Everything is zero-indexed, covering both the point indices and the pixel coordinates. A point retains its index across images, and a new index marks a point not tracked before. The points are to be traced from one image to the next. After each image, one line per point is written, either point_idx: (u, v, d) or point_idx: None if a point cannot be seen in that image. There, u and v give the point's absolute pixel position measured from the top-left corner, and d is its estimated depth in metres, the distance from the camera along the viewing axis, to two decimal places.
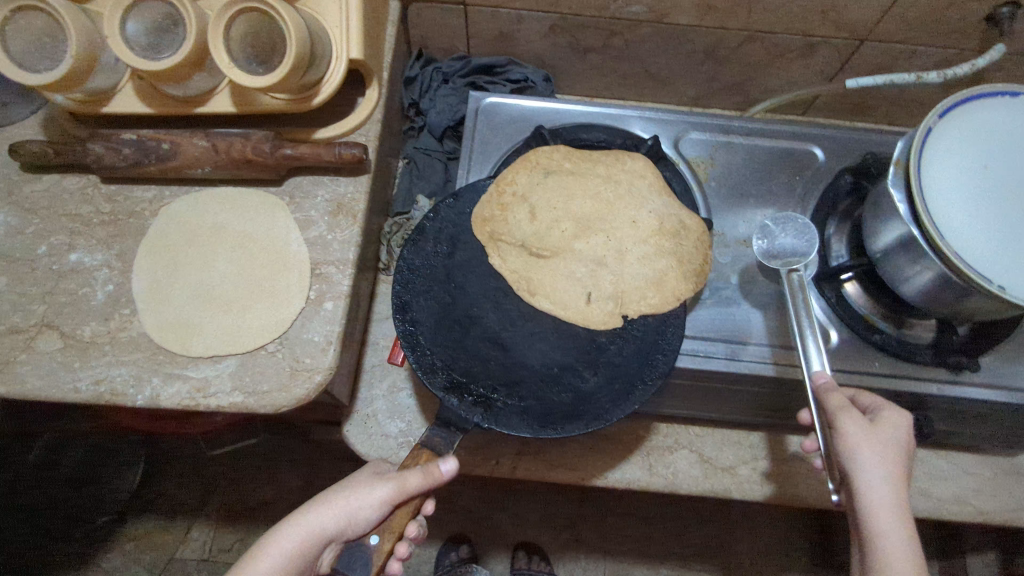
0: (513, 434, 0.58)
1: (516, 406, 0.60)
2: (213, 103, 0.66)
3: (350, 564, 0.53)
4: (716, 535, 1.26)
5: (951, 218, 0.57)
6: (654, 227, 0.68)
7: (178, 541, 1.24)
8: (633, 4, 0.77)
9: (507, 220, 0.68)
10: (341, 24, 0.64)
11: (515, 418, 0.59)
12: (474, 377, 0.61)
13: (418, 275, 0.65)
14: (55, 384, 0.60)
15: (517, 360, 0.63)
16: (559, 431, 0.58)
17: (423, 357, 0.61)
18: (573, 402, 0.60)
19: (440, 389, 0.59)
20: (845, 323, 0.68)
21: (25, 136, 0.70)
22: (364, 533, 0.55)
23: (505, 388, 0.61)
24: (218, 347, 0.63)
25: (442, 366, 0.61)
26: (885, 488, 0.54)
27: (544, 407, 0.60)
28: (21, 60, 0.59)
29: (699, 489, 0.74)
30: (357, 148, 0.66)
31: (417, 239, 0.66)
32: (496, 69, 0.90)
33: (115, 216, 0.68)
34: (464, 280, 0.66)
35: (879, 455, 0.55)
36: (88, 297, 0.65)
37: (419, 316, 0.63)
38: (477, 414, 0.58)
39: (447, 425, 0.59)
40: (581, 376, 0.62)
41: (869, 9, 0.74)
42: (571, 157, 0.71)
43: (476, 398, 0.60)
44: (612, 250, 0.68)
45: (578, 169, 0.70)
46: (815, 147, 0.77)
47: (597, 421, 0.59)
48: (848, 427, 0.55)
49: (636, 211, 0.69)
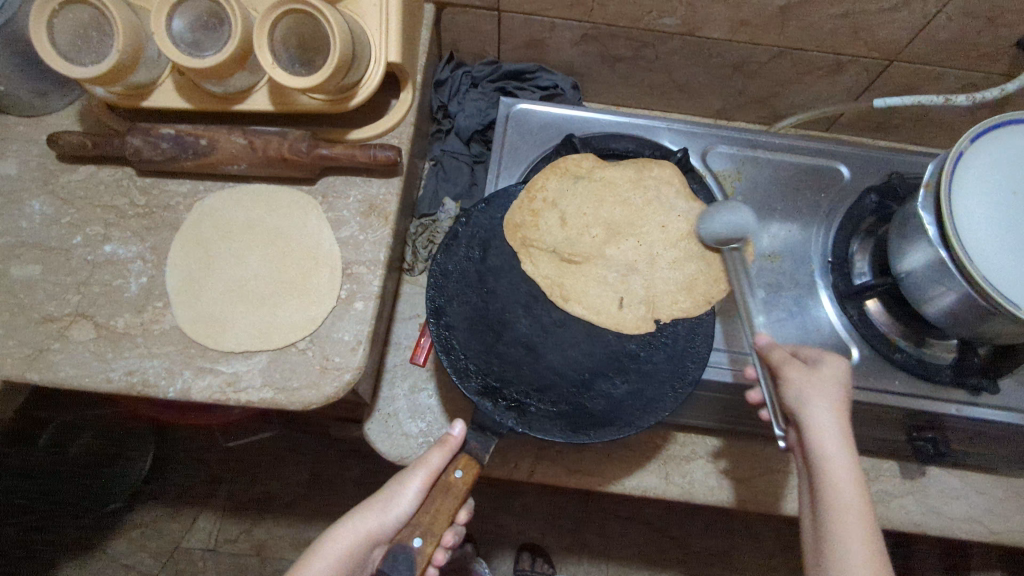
0: (546, 439, 0.59)
1: (548, 410, 0.61)
2: (251, 102, 0.67)
3: (394, 566, 0.53)
4: (720, 543, 1.28)
5: (978, 241, 0.58)
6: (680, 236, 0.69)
7: (184, 530, 1.25)
8: (665, 17, 0.78)
9: (535, 226, 0.69)
10: (380, 27, 0.65)
11: (547, 423, 0.60)
12: (507, 382, 0.62)
13: (451, 279, 0.66)
14: (88, 374, 0.61)
15: (548, 365, 0.64)
16: (592, 437, 0.60)
17: (457, 361, 0.62)
18: (604, 408, 0.62)
19: (475, 393, 0.60)
20: (865, 341, 0.69)
21: (62, 126, 0.71)
22: (407, 535, 0.55)
23: (538, 393, 0.62)
24: (249, 343, 0.63)
25: (476, 370, 0.62)
26: (826, 421, 0.55)
27: (576, 413, 0.61)
28: (67, 52, 0.60)
29: (714, 499, 0.75)
30: (392, 151, 0.66)
31: (450, 244, 0.67)
32: (524, 75, 0.91)
33: (149, 209, 0.69)
34: (495, 284, 0.67)
35: (825, 396, 0.56)
36: (121, 288, 0.65)
37: (454, 320, 0.64)
38: (510, 418, 0.60)
39: (483, 429, 0.61)
40: (612, 381, 0.63)
41: (901, 29, 0.74)
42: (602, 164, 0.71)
43: (510, 403, 0.61)
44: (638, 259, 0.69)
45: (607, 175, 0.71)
46: (840, 165, 0.78)
47: (628, 428, 0.60)
48: (792, 373, 0.58)
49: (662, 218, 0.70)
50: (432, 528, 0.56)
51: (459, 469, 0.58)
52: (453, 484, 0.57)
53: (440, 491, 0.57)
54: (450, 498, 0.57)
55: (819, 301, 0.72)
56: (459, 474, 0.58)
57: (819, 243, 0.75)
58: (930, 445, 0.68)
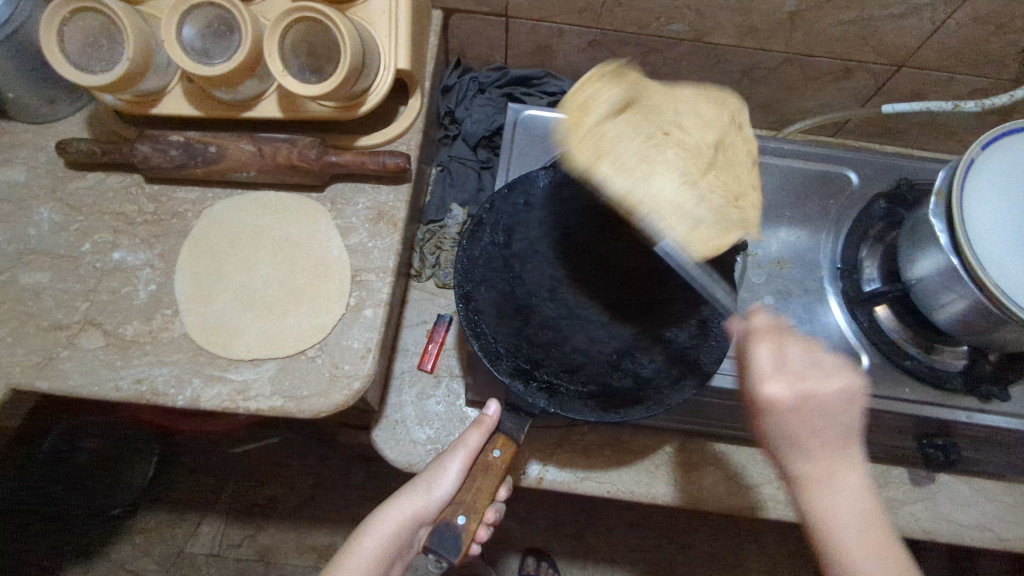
0: (577, 418, 0.57)
1: (579, 391, 0.61)
2: (261, 108, 0.67)
3: (441, 543, 0.55)
4: (725, 549, 1.28)
5: (989, 248, 0.58)
6: (704, 225, 0.55)
7: (189, 534, 1.25)
8: (673, 23, 0.78)
9: (557, 211, 0.70)
10: (390, 34, 0.65)
11: (578, 403, 0.59)
12: (537, 365, 0.62)
13: (478, 265, 0.64)
14: (96, 382, 0.61)
15: (574, 347, 0.65)
16: (622, 415, 0.57)
17: (488, 344, 0.61)
18: (634, 386, 0.61)
19: (507, 375, 0.59)
20: (875, 347, 0.69)
21: (71, 133, 0.71)
22: (451, 513, 0.56)
23: (568, 374, 0.62)
24: (258, 350, 0.63)
25: (506, 353, 0.61)
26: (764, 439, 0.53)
27: (606, 394, 0.61)
28: (77, 59, 0.60)
29: (723, 505, 0.74)
30: (401, 157, 0.66)
31: (475, 231, 0.65)
32: (532, 80, 0.90)
33: (158, 216, 0.69)
34: (521, 270, 0.67)
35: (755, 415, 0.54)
36: (130, 296, 0.65)
37: (481, 305, 0.63)
38: (542, 398, 0.58)
39: (514, 410, 0.60)
40: (638, 361, 0.64)
41: (910, 35, 0.74)
42: (583, 136, 0.55)
43: (541, 384, 0.60)
44: (718, 215, 0.57)
45: (615, 146, 0.55)
46: (849, 171, 0.78)
47: (659, 406, 0.58)
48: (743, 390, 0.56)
49: (675, 215, 0.54)
50: (474, 506, 0.57)
51: (497, 448, 0.59)
52: (492, 463, 0.58)
53: (479, 469, 0.58)
54: (490, 477, 0.57)
55: (829, 307, 0.72)
56: (497, 453, 0.58)
57: (829, 247, 0.75)
58: (940, 452, 0.68)
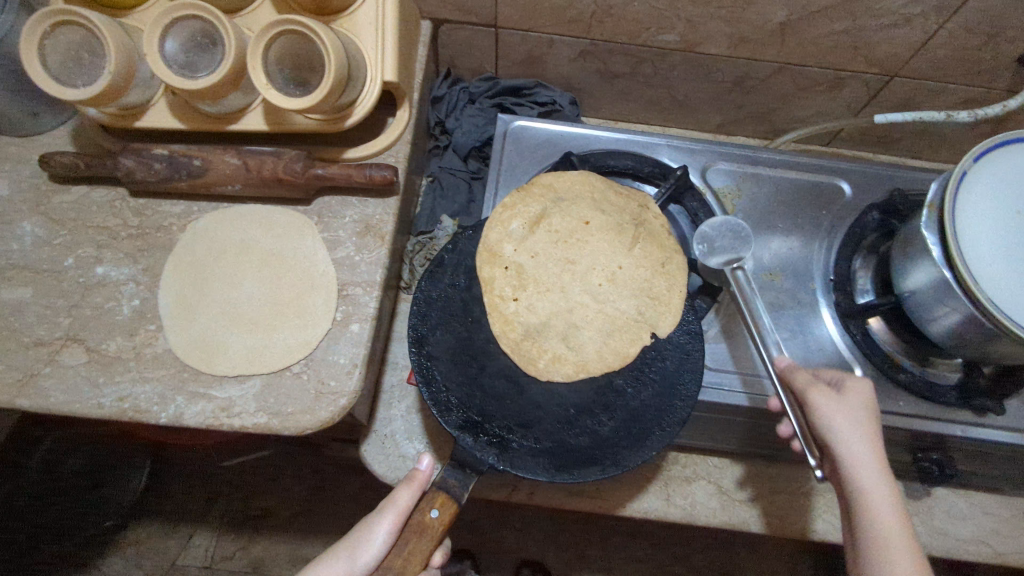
0: (527, 478, 0.57)
1: (532, 447, 0.59)
2: (247, 121, 0.66)
3: None
4: (723, 558, 1.27)
5: (982, 261, 0.57)
6: (632, 318, 0.66)
7: (180, 547, 1.24)
8: (664, 33, 0.77)
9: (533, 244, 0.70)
10: (376, 46, 0.64)
11: (530, 461, 0.58)
12: (489, 417, 0.60)
13: (435, 308, 0.64)
14: (78, 400, 0.60)
15: (532, 400, 0.63)
16: (575, 476, 0.57)
17: (438, 395, 0.60)
18: (590, 445, 0.59)
19: (454, 428, 0.58)
20: (868, 358, 0.68)
21: (55, 146, 0.71)
22: None
23: (521, 429, 0.60)
24: (242, 366, 0.62)
25: (457, 404, 0.60)
26: (860, 445, 0.55)
27: (561, 449, 0.59)
28: (59, 74, 0.59)
29: (717, 521, 0.72)
30: (388, 170, 0.65)
31: (435, 271, 0.66)
32: (523, 91, 0.90)
33: (142, 230, 0.68)
34: (481, 313, 0.66)
35: (854, 422, 0.56)
36: (113, 311, 0.64)
37: (435, 350, 0.62)
38: (491, 455, 0.57)
39: (461, 466, 0.57)
40: (598, 419, 0.61)
41: (902, 44, 0.74)
42: (506, 272, 0.68)
43: (492, 439, 0.59)
44: (644, 293, 0.68)
45: (538, 271, 0.69)
46: (841, 182, 0.77)
47: (615, 467, 0.57)
48: (820, 401, 0.57)
49: (603, 321, 0.67)
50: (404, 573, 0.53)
51: (434, 508, 0.54)
52: (429, 525, 0.54)
53: (414, 531, 0.54)
54: (425, 540, 0.54)
55: (820, 318, 0.71)
56: (434, 514, 0.54)
57: (820, 261, 0.74)
58: (935, 467, 0.67)
